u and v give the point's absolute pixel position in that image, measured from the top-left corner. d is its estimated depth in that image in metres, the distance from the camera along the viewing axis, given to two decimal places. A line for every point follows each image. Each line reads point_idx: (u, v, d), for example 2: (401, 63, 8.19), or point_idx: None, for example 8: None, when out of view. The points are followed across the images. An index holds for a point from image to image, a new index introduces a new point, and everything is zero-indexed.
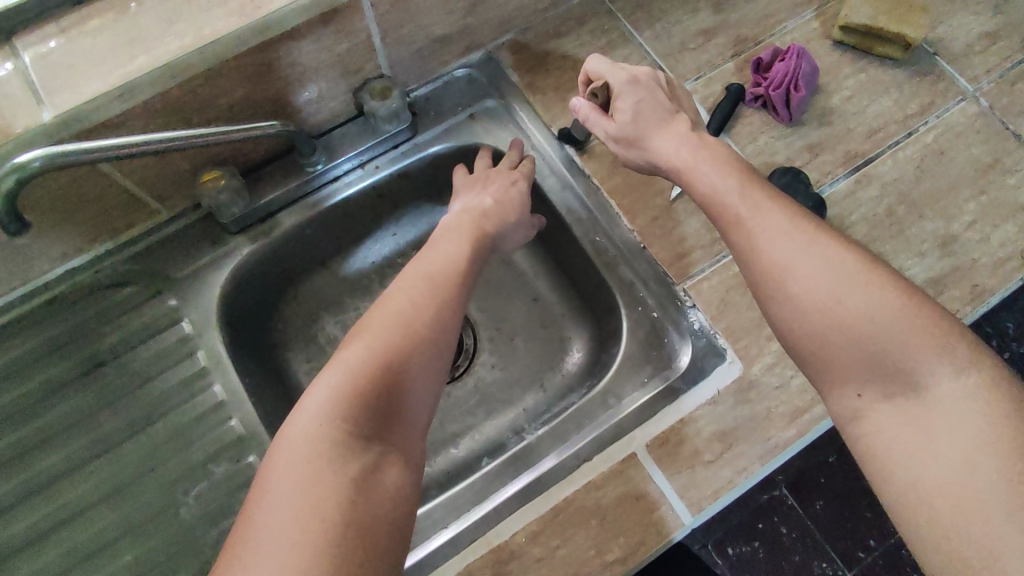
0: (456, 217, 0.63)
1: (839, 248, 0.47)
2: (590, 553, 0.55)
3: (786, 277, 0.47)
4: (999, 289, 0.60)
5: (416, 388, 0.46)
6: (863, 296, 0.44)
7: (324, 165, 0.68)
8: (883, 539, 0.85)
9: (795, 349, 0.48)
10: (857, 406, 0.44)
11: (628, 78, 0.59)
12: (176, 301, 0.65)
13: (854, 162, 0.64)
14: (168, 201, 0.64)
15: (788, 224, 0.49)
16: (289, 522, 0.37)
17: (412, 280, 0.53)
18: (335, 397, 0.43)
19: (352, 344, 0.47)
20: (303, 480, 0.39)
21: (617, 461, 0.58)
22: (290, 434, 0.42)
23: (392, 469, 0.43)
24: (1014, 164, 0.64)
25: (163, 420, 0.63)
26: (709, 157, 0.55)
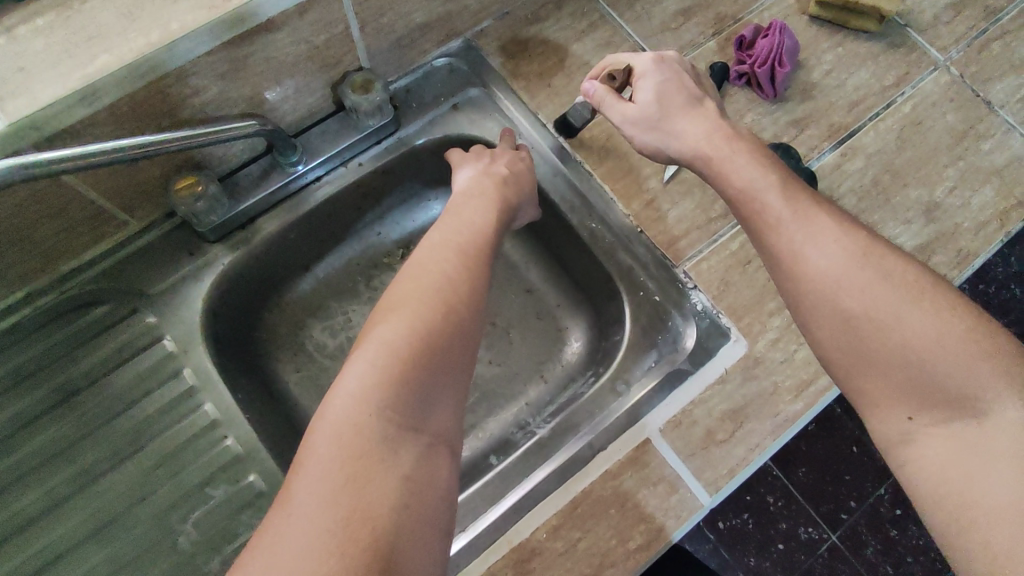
0: (474, 182, 0.61)
1: (897, 262, 0.46)
2: (613, 543, 0.56)
3: (838, 288, 0.46)
4: (983, 251, 0.67)
5: (456, 372, 0.45)
6: (920, 317, 0.43)
7: (304, 165, 0.66)
8: (862, 500, 0.97)
9: (838, 361, 0.47)
10: (908, 428, 0.43)
11: (653, 59, 0.60)
12: (154, 317, 0.62)
13: (838, 135, 0.70)
14: (137, 212, 0.60)
15: (836, 232, 0.48)
16: (338, 524, 0.35)
17: (441, 254, 0.51)
18: (380, 382, 0.40)
19: (390, 321, 0.44)
20: (350, 477, 0.37)
21: (631, 448, 0.59)
22: (331, 422, 0.39)
23: (437, 460, 0.42)
24: (985, 130, 0.71)
25: (151, 445, 0.60)
26: (740, 147, 0.54)
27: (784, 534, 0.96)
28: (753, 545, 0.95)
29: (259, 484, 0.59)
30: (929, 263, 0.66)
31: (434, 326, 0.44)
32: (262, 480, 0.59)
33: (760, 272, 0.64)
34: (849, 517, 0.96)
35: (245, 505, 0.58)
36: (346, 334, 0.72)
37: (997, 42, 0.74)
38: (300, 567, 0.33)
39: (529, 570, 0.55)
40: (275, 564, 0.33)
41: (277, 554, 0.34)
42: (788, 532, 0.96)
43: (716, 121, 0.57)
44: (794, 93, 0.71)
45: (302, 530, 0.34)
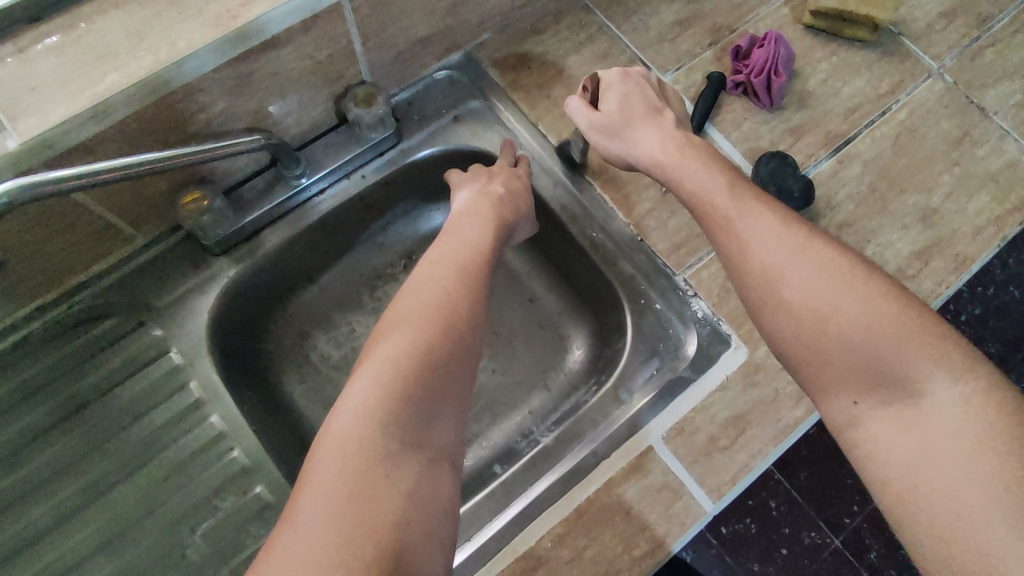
0: (470, 202, 0.62)
1: (833, 252, 0.47)
2: (618, 551, 0.56)
3: (781, 282, 0.47)
4: (979, 256, 0.67)
5: (456, 387, 0.45)
6: (853, 302, 0.44)
7: (308, 178, 0.66)
8: (864, 504, 0.98)
9: (790, 355, 0.47)
10: (854, 413, 0.44)
11: (619, 72, 0.61)
12: (161, 330, 0.62)
13: (835, 143, 0.71)
14: (144, 226, 0.61)
15: (778, 226, 0.49)
16: (343, 539, 0.35)
17: (440, 271, 0.52)
18: (381, 398, 0.41)
19: (392, 338, 0.45)
20: (355, 493, 0.37)
21: (634, 455, 0.59)
22: (335, 438, 0.40)
23: (439, 475, 0.42)
24: (980, 136, 0.72)
25: (157, 459, 0.60)
26: (695, 156, 0.56)
27: (788, 539, 0.96)
28: (756, 550, 0.95)
29: (266, 495, 0.59)
30: (926, 268, 0.67)
31: (435, 342, 0.45)
32: (269, 490, 0.59)
33: None
34: (851, 521, 0.97)
35: (253, 516, 0.59)
36: (350, 345, 0.73)
37: (989, 48, 0.76)
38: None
39: None
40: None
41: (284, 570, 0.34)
42: (791, 537, 0.96)
43: (675, 132, 0.58)
44: (790, 102, 0.72)
45: (308, 546, 0.35)
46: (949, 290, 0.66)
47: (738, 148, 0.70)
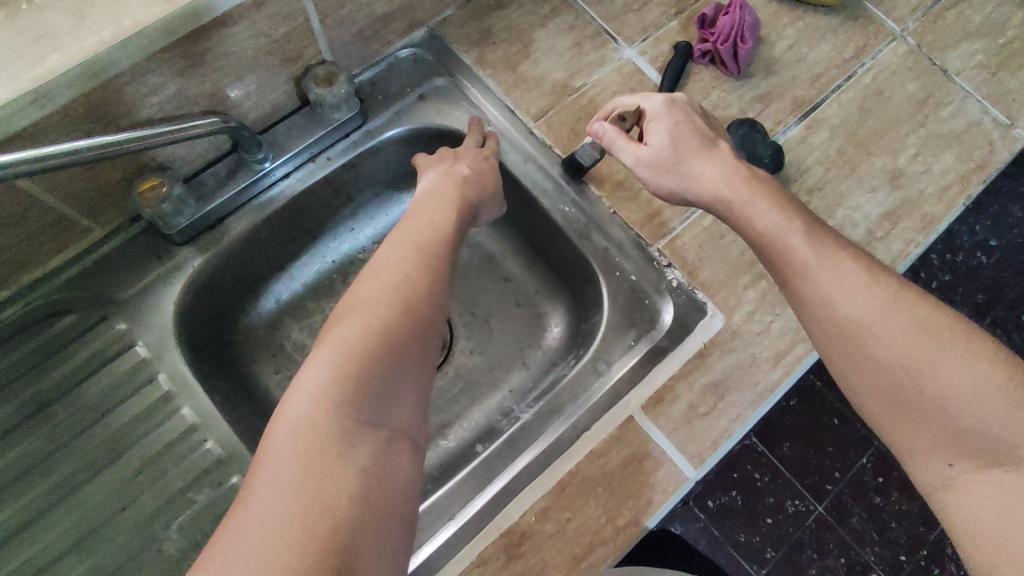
0: (434, 183, 0.61)
1: (928, 309, 0.46)
2: (602, 521, 0.56)
3: (871, 337, 0.46)
4: (946, 215, 0.68)
5: (414, 368, 0.45)
6: (954, 365, 0.43)
7: (271, 163, 0.65)
8: (846, 470, 1.00)
9: (875, 410, 0.46)
10: (949, 475, 0.43)
11: (664, 101, 0.59)
12: (125, 323, 0.60)
13: (803, 109, 0.71)
14: (101, 217, 0.59)
15: (865, 276, 0.48)
16: (295, 516, 0.34)
17: (401, 251, 0.51)
18: (337, 379, 0.40)
19: (348, 320, 0.44)
20: (308, 473, 0.36)
21: (615, 427, 0.59)
22: (287, 420, 0.38)
23: (397, 456, 0.41)
24: (943, 97, 0.73)
25: (125, 457, 0.57)
26: (761, 191, 0.54)
27: (773, 507, 0.97)
28: (741, 519, 0.96)
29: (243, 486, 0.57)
30: (895, 230, 0.68)
31: (392, 323, 0.44)
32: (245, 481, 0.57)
33: (733, 246, 0.65)
34: (833, 488, 0.99)
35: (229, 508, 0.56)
36: None
37: (950, 11, 0.76)
38: (257, 564, 0.32)
39: (520, 554, 0.55)
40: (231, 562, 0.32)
41: (233, 553, 0.33)
42: (776, 506, 0.97)
43: (735, 163, 0.56)
44: (757, 69, 0.72)
45: (258, 527, 0.33)
46: (917, 250, 0.67)
47: None
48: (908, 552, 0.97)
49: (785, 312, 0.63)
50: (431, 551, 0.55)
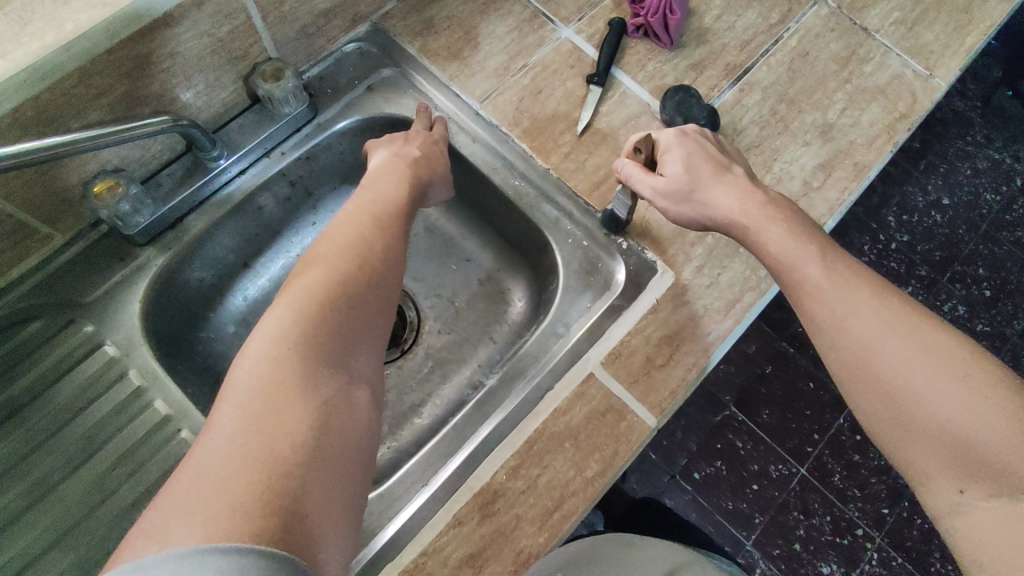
0: (386, 164, 0.63)
1: (939, 336, 0.48)
2: (571, 475, 0.58)
3: (880, 360, 0.49)
4: (876, 162, 0.72)
5: (370, 321, 0.48)
6: (961, 392, 0.46)
7: (227, 160, 0.66)
8: (824, 434, 1.34)
9: (885, 435, 0.49)
10: (959, 501, 0.45)
11: (675, 133, 0.63)
12: (92, 325, 0.61)
13: (735, 74, 0.75)
14: (60, 222, 0.60)
15: (877, 303, 0.51)
16: (257, 434, 0.37)
17: (357, 217, 0.55)
18: (296, 321, 0.43)
19: (307, 274, 0.47)
20: (269, 398, 0.39)
21: (576, 384, 0.62)
22: (249, 358, 0.41)
23: (355, 393, 0.44)
24: (866, 54, 0.77)
25: (101, 453, 0.58)
26: (776, 216, 0.57)
27: (756, 473, 1.31)
28: (727, 486, 1.30)
29: None
30: (830, 179, 0.71)
31: (348, 278, 0.48)
32: None
33: None
34: (813, 449, 1.33)
35: None
36: None
37: None
38: (223, 473, 0.34)
39: (494, 512, 0.57)
40: (194, 474, 0.34)
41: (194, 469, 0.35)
42: (760, 472, 1.31)
43: (750, 189, 0.60)
44: (690, 40, 0.76)
45: (222, 443, 0.36)
46: (852, 197, 0.70)
47: (645, 87, 0.73)
48: (890, 504, 1.29)
49: (731, 263, 0.66)
50: (408, 517, 0.57)
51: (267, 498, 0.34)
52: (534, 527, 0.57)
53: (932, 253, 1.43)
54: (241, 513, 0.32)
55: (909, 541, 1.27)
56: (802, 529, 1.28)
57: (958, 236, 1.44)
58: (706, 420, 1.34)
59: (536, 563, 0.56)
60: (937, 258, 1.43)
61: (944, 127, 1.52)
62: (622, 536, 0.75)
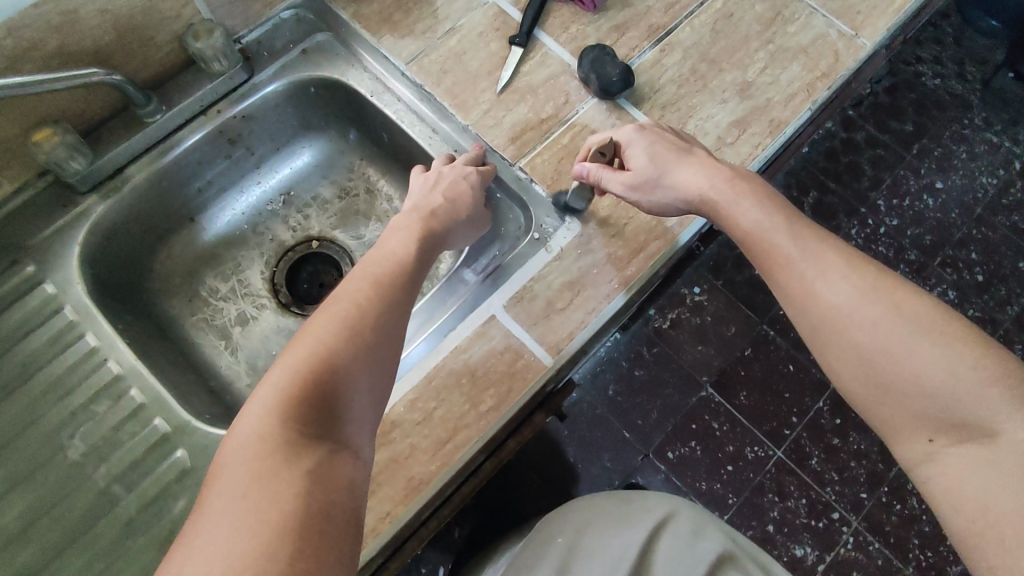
0: (404, 216, 0.64)
1: (905, 294, 0.50)
2: (465, 408, 0.61)
3: (851, 323, 0.50)
4: (792, 119, 0.73)
5: (361, 388, 0.49)
6: (930, 349, 0.47)
7: (163, 114, 0.71)
8: (803, 417, 1.29)
9: (858, 392, 0.51)
10: (929, 450, 0.48)
11: (633, 129, 0.64)
12: (34, 265, 0.67)
13: (657, 35, 0.76)
14: (8, 171, 0.65)
15: (845, 265, 0.52)
16: (241, 519, 0.38)
17: (356, 282, 0.55)
18: (281, 399, 0.45)
19: (297, 347, 0.48)
20: (257, 480, 0.40)
21: (477, 325, 0.64)
22: (240, 436, 0.43)
23: (343, 464, 0.45)
24: (791, 15, 0.78)
25: (37, 377, 0.64)
26: (745, 190, 0.58)
27: (732, 455, 1.26)
28: (703, 467, 1.25)
29: (141, 396, 0.64)
30: (744, 135, 0.73)
31: (338, 347, 0.48)
32: (143, 392, 0.64)
33: None
34: (791, 432, 1.28)
35: (127, 416, 0.63)
36: (236, 278, 0.81)
37: None
38: (209, 561, 0.36)
39: (389, 440, 0.60)
40: (189, 553, 0.37)
41: (189, 549, 0.38)
42: (736, 454, 1.26)
43: (716, 167, 0.60)
44: (614, 3, 0.78)
45: (212, 529, 0.38)
46: (764, 152, 0.72)
47: (567, 49, 0.76)
48: (868, 489, 1.25)
49: (638, 214, 0.68)
50: None
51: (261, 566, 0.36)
52: (427, 456, 0.60)
53: (921, 237, 1.37)
54: None
55: (887, 526, 1.23)
56: (777, 511, 1.24)
57: (950, 220, 1.38)
58: (682, 402, 1.29)
59: (427, 489, 0.59)
60: (926, 243, 1.37)
61: (939, 109, 1.46)
62: (621, 493, 0.80)
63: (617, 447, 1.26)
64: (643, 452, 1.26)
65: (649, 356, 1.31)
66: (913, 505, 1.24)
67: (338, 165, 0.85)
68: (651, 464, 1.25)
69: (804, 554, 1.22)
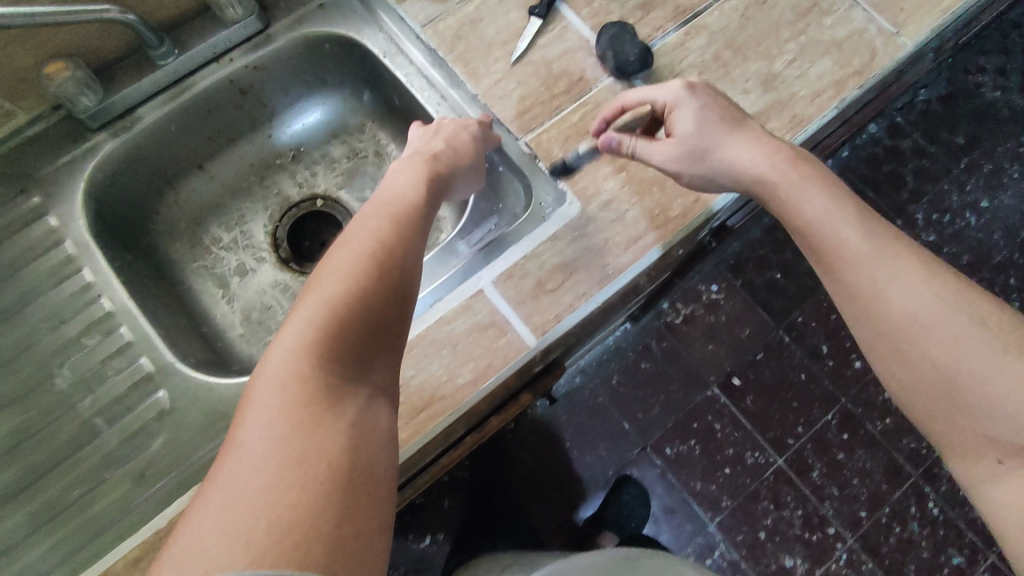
0: (407, 162, 0.65)
1: (987, 310, 0.50)
2: (443, 379, 0.61)
3: (927, 337, 0.49)
4: (816, 117, 0.70)
5: (390, 333, 0.48)
6: (1015, 370, 0.47)
7: (176, 57, 0.71)
8: (809, 427, 1.25)
9: (923, 405, 0.51)
10: (997, 470, 0.49)
11: (684, 87, 0.61)
12: (41, 197, 0.69)
13: (683, 16, 0.73)
14: (21, 102, 0.66)
15: (921, 273, 0.51)
16: (289, 460, 0.37)
17: (372, 221, 0.54)
18: (317, 337, 0.43)
19: (325, 284, 0.47)
20: (299, 422, 0.39)
21: (464, 297, 0.63)
22: (275, 374, 0.42)
23: (378, 411, 0.44)
24: (830, 6, 0.74)
25: (34, 306, 0.67)
26: (810, 174, 0.56)
27: (731, 458, 1.24)
28: (698, 467, 1.24)
29: (130, 335, 0.65)
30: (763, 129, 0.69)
31: (370, 287, 0.47)
32: (132, 331, 0.65)
33: None
34: (794, 441, 1.24)
35: (115, 352, 0.65)
36: (239, 229, 0.82)
37: None
38: (259, 502, 0.35)
39: None
40: (227, 502, 0.35)
41: (229, 495, 0.36)
42: (735, 457, 1.24)
43: (772, 143, 0.59)
44: None
45: (253, 469, 0.37)
46: None
47: (586, 23, 0.73)
48: (869, 508, 1.21)
49: (641, 201, 0.66)
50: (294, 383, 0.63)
51: (317, 510, 0.36)
52: (401, 422, 0.60)
53: (958, 257, 1.31)
54: (289, 535, 0.34)
55: (884, 548, 1.19)
56: (770, 519, 1.21)
57: (991, 242, 1.31)
58: (686, 399, 1.26)
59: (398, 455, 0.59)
60: (961, 263, 1.30)
61: (996, 124, 1.37)
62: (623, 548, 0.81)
63: (613, 437, 1.25)
64: (639, 444, 1.25)
65: (656, 350, 1.29)
66: (914, 530, 1.20)
67: (349, 125, 0.85)
68: (644, 458, 1.24)
69: (793, 565, 1.19)
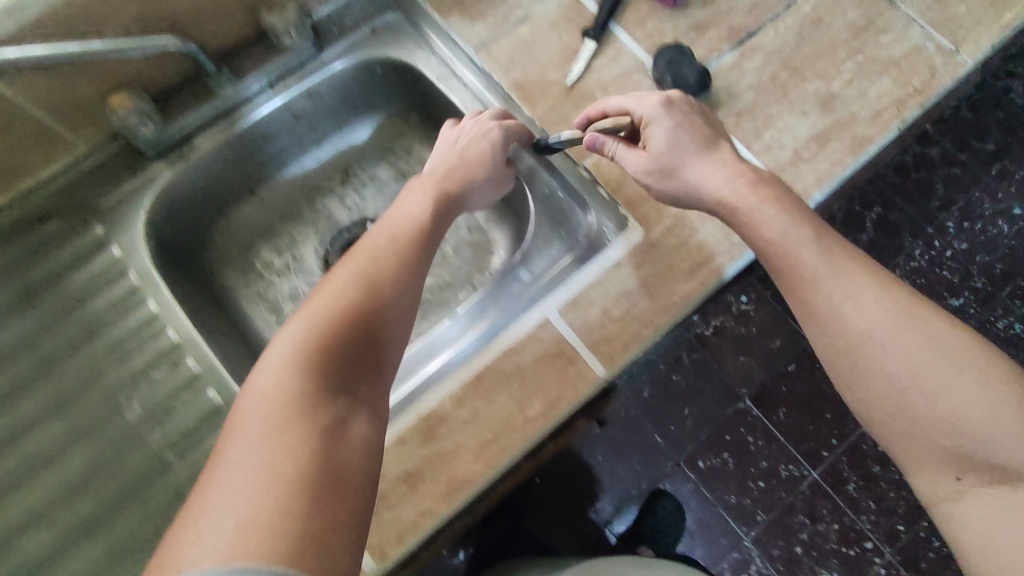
0: (426, 171, 0.64)
1: (945, 328, 0.48)
2: (512, 410, 0.61)
3: (883, 350, 0.48)
4: (877, 137, 0.69)
5: (376, 346, 0.48)
6: (968, 385, 0.46)
7: (233, 86, 0.72)
8: (843, 439, 1.23)
9: (881, 418, 0.49)
10: (957, 488, 0.48)
11: (662, 102, 0.60)
12: (103, 228, 0.69)
13: (738, 37, 0.73)
14: (82, 130, 0.67)
15: (879, 289, 0.49)
16: (261, 467, 0.38)
17: (377, 238, 0.55)
18: (300, 352, 0.45)
19: (315, 303, 0.49)
20: (272, 430, 0.40)
21: (532, 326, 0.63)
22: (259, 387, 0.43)
23: (359, 423, 0.44)
24: (885, 24, 0.73)
25: (99, 338, 0.67)
26: (767, 195, 0.54)
27: (765, 471, 1.22)
28: (733, 480, 1.22)
29: (196, 366, 0.65)
30: (824, 150, 0.69)
31: (354, 303, 0.48)
32: (198, 362, 0.65)
33: None
34: (829, 454, 1.23)
35: (181, 384, 0.65)
36: (290, 254, 0.81)
37: None
38: (232, 508, 0.36)
39: (434, 435, 0.60)
40: (200, 505, 0.36)
41: (207, 502, 0.37)
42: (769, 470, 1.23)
43: (739, 164, 0.57)
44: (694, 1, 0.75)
45: (230, 475, 0.38)
46: (843, 170, 0.68)
47: (641, 45, 0.73)
48: (907, 522, 1.19)
49: (705, 226, 0.65)
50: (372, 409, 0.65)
51: (284, 513, 0.36)
52: (472, 454, 0.59)
53: (994, 266, 1.29)
54: (250, 539, 0.34)
55: (922, 562, 1.18)
56: (806, 533, 1.20)
57: None
58: (720, 413, 1.24)
59: (470, 488, 0.59)
60: (997, 273, 1.29)
61: None
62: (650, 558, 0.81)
63: (647, 452, 1.23)
64: (672, 458, 1.23)
65: (688, 363, 1.24)
66: None
67: (395, 147, 0.85)
68: (678, 473, 1.23)
69: None
